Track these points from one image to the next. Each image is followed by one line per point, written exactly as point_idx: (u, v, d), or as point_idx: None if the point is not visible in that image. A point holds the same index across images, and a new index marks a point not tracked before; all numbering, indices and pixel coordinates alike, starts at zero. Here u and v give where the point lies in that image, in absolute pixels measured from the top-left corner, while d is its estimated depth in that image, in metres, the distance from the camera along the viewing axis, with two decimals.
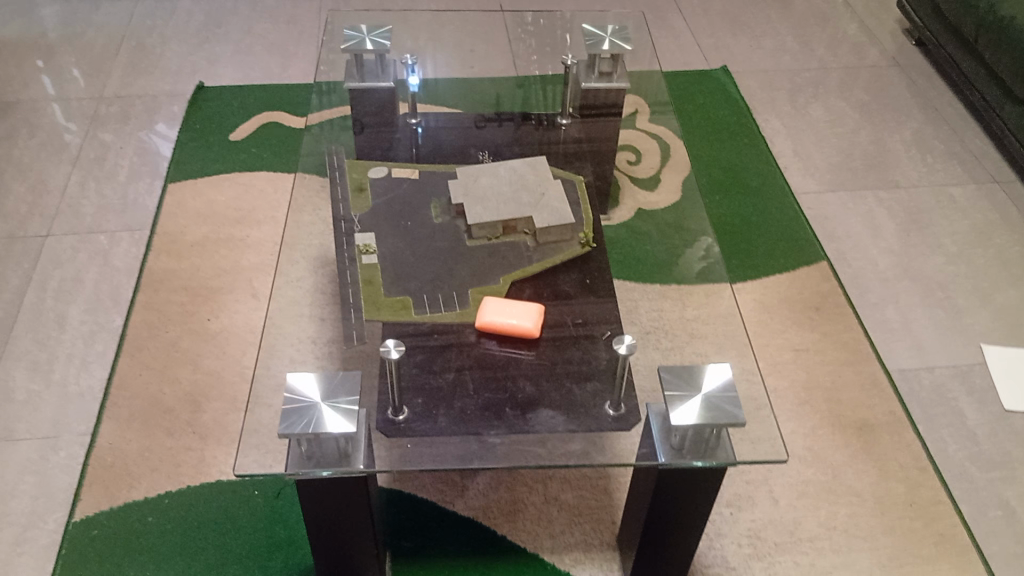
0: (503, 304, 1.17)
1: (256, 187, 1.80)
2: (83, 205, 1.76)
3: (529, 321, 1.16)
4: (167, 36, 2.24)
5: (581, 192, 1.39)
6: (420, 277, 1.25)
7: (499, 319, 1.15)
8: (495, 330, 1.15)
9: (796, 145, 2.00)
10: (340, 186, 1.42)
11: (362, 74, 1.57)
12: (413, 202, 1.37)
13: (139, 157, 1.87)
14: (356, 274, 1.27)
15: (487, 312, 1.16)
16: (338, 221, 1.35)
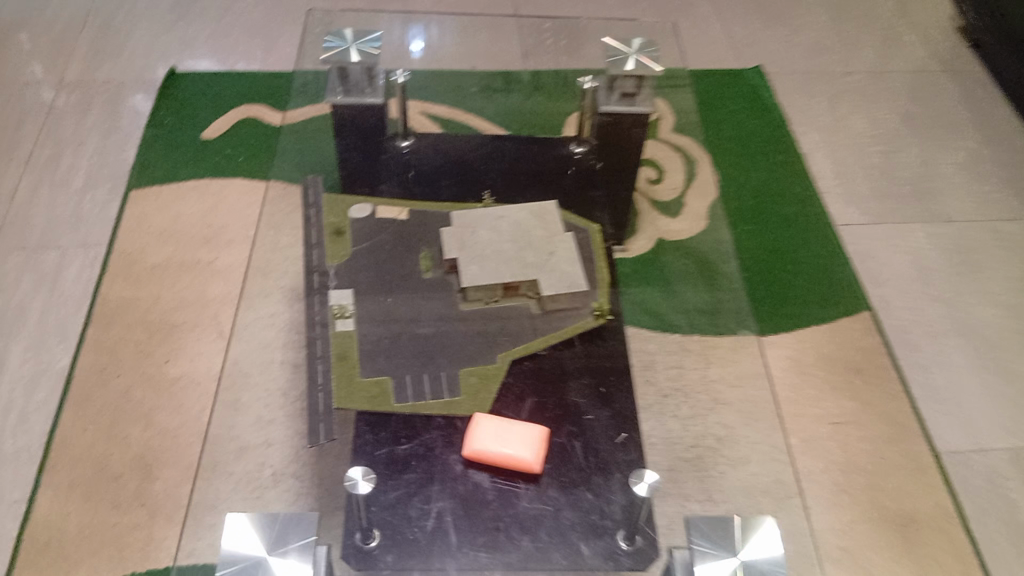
0: (498, 425, 0.96)
1: (228, 198, 1.60)
2: (33, 217, 1.56)
3: (529, 449, 0.94)
4: (139, 10, 2.01)
5: (597, 246, 1.19)
6: (403, 352, 1.06)
7: (491, 445, 0.94)
8: (485, 459, 0.94)
9: (837, 165, 1.78)
10: (315, 226, 1.21)
11: (347, 85, 1.29)
12: (398, 250, 1.17)
13: (100, 158, 1.67)
14: (328, 344, 1.08)
15: (477, 435, 0.95)
16: (310, 272, 1.16)
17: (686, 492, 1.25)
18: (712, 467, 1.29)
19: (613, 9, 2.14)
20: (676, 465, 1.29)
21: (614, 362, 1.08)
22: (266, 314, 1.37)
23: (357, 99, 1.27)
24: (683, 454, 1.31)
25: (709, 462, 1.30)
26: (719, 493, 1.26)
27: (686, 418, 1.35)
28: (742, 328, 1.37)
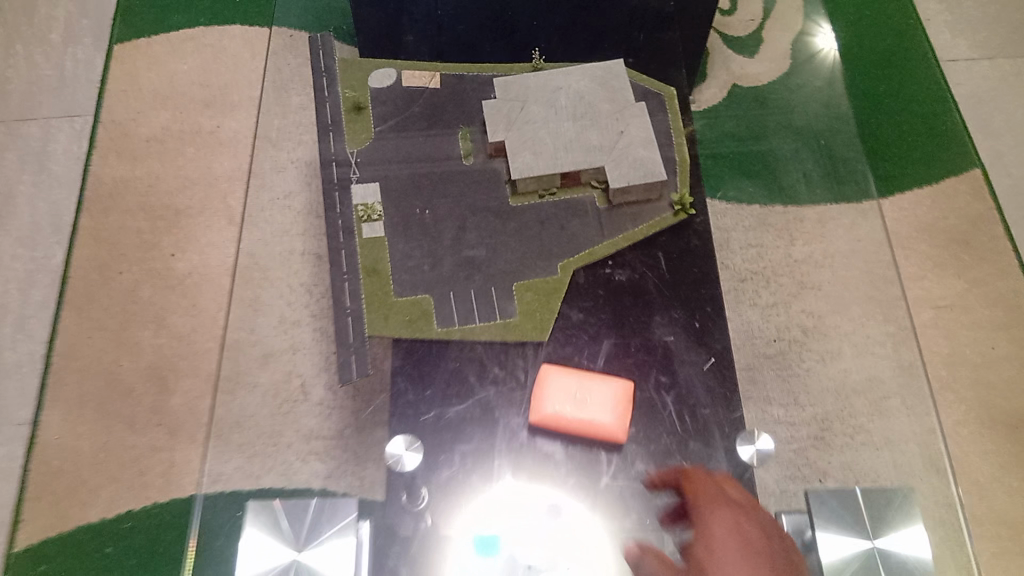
0: (570, 377, 0.84)
1: (228, 50, 1.36)
2: (8, 81, 1.36)
3: (607, 406, 0.83)
4: None
5: (678, 133, 1.03)
6: (445, 275, 0.91)
7: (564, 401, 0.83)
8: (557, 421, 0.82)
9: None
10: (330, 102, 1.03)
11: None
12: (432, 136, 1.00)
13: (78, 5, 1.43)
14: (355, 257, 0.92)
15: (546, 391, 0.84)
16: (329, 163, 0.99)
17: (768, 394, 1.05)
18: (796, 363, 1.09)
19: None
20: (755, 362, 1.08)
21: (709, 288, 0.92)
22: (282, 192, 1.19)
23: None
24: (764, 349, 1.09)
25: (794, 356, 1.09)
26: (806, 393, 1.06)
27: (769, 306, 1.13)
28: (862, 192, 1.11)
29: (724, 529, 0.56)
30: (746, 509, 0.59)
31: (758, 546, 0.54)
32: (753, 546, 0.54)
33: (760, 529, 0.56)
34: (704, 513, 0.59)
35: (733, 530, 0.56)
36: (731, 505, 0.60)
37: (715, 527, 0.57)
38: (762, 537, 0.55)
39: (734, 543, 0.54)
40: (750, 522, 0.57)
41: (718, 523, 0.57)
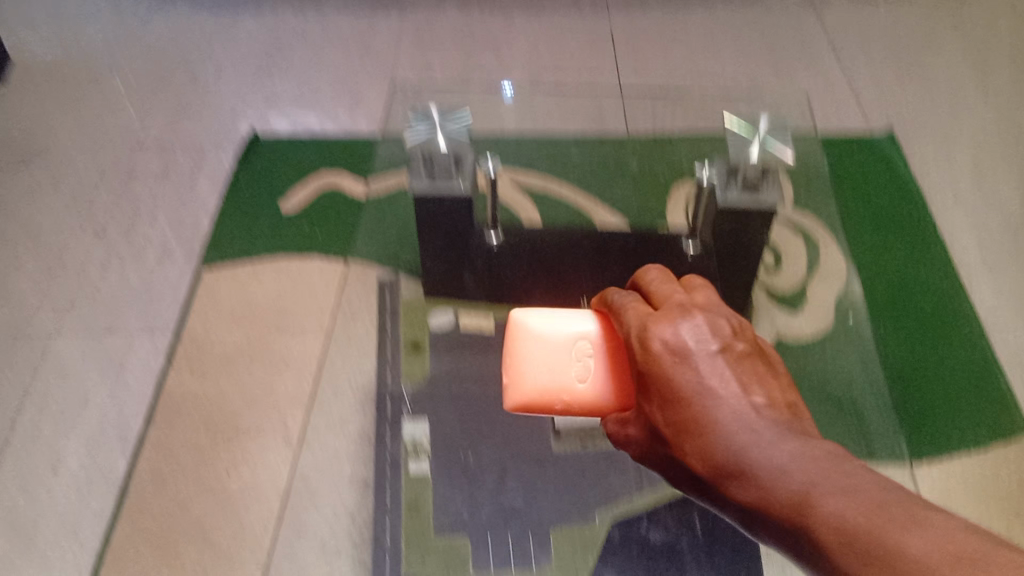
0: (548, 326, 0.89)
1: (303, 280, 1.47)
2: (101, 293, 1.48)
3: (607, 358, 0.86)
4: (222, 64, 1.96)
5: None
6: (485, 521, 1.02)
7: (552, 361, 0.87)
8: (544, 387, 0.86)
9: (996, 235, 1.49)
10: (392, 341, 1.19)
11: (433, 173, 1.12)
12: (487, 374, 1.12)
13: (174, 229, 1.58)
14: (401, 494, 1.05)
15: (524, 351, 0.88)
16: (385, 397, 1.14)
17: None
18: None
19: (720, 48, 1.91)
20: None
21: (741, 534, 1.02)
22: None
23: (444, 188, 1.11)
24: None
25: None
26: None
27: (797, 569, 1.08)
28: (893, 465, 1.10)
29: (690, 369, 0.71)
30: (683, 324, 0.74)
31: (735, 383, 0.70)
32: (729, 380, 0.70)
33: (710, 345, 0.72)
34: (670, 368, 0.72)
35: (705, 377, 0.70)
36: (682, 348, 0.72)
37: (697, 383, 0.70)
38: (734, 380, 0.70)
39: (701, 380, 0.70)
40: (705, 344, 0.72)
41: (692, 372, 0.71)
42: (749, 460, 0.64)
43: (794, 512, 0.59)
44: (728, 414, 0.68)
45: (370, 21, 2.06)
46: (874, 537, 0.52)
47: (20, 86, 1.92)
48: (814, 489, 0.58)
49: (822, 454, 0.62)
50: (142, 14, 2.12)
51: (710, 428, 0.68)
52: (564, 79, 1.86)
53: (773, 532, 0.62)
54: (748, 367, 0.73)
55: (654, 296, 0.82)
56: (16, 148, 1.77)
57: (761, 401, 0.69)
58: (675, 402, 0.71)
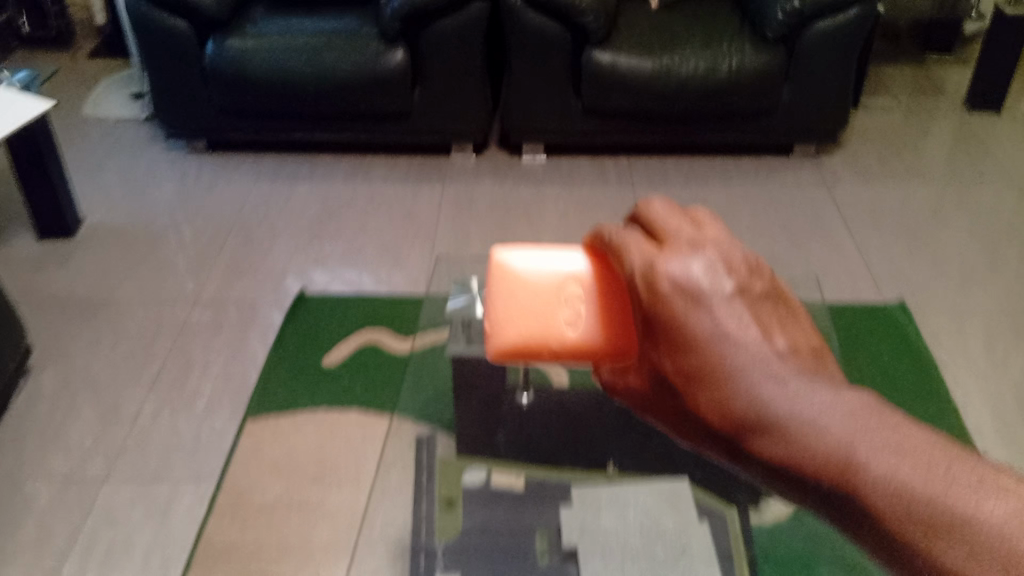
0: (537, 274, 1.01)
1: (343, 433, 1.55)
2: (150, 440, 1.56)
3: (589, 303, 0.95)
4: (277, 227, 2.12)
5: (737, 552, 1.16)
6: None
7: (540, 308, 0.99)
8: (531, 334, 0.98)
9: (1005, 402, 1.55)
10: (428, 499, 1.25)
11: (470, 334, 1.25)
12: (515, 533, 1.17)
13: (223, 381, 1.68)
14: None
15: (517, 300, 1.01)
16: (420, 551, 1.19)
17: None
18: None
19: (737, 221, 2.05)
20: None
21: None
22: None
23: (480, 349, 1.22)
24: None
25: None
26: None
27: None
28: None
29: (700, 310, 0.51)
30: (686, 256, 0.55)
31: (756, 326, 0.49)
32: (749, 319, 0.50)
33: (722, 276, 0.52)
34: (668, 306, 0.52)
35: (721, 318, 0.50)
36: (692, 286, 0.52)
37: (707, 325, 0.50)
38: (756, 319, 0.50)
39: (715, 322, 0.50)
40: (715, 276, 0.52)
41: (700, 313, 0.51)
42: (782, 420, 0.43)
43: (853, 489, 0.38)
44: (751, 359, 0.47)
45: (412, 192, 2.24)
46: (956, 505, 0.35)
47: (88, 244, 2.09)
48: (863, 444, 0.39)
49: (877, 405, 0.42)
50: (206, 180, 2.31)
51: (728, 379, 0.47)
52: None
53: (827, 513, 0.41)
54: (767, 307, 0.52)
55: (653, 231, 0.61)
56: (83, 299, 1.91)
57: (788, 347, 0.48)
58: (683, 350, 0.51)
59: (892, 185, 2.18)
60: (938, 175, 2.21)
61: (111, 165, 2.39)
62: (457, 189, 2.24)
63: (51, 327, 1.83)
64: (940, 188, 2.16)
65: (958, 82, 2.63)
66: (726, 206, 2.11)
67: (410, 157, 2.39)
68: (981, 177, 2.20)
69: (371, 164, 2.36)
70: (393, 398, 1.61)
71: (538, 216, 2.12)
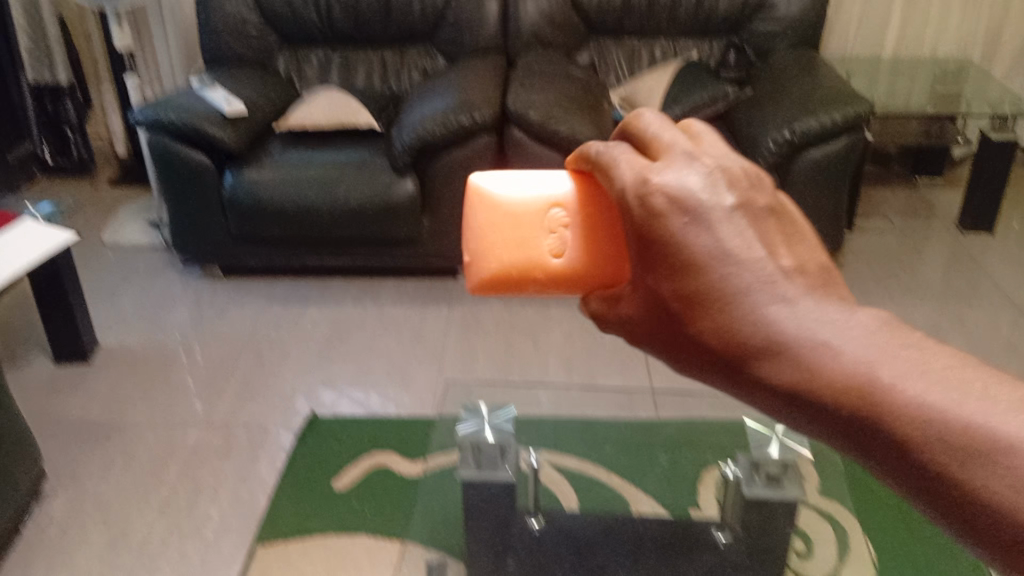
0: (512, 190, 0.71)
1: (352, 560, 1.54)
2: (158, 567, 1.55)
3: (583, 225, 0.68)
4: (288, 349, 2.17)
5: None
6: None
7: (515, 234, 0.69)
8: (508, 266, 0.69)
9: None
10: None
11: (481, 459, 1.25)
12: None
13: (233, 505, 1.68)
14: None
15: (484, 225, 0.71)
16: None
17: None
18: None
19: None
20: None
21: None
22: None
23: (489, 474, 1.23)
24: None
25: None
26: None
27: None
28: None
29: (697, 228, 0.47)
30: (680, 166, 0.50)
31: (758, 245, 0.46)
32: (748, 236, 0.46)
33: (719, 189, 0.48)
34: (664, 225, 0.48)
35: (722, 236, 0.46)
36: (687, 199, 0.48)
37: (705, 243, 0.46)
38: (756, 234, 0.46)
39: (715, 245, 0.46)
40: (713, 191, 0.47)
41: (697, 232, 0.47)
42: (801, 348, 0.43)
43: (882, 423, 0.39)
44: (753, 283, 0.45)
45: (421, 314, 2.29)
46: (993, 438, 0.36)
47: (102, 367, 2.12)
48: (906, 385, 0.39)
49: (892, 331, 0.42)
50: (219, 304, 2.37)
51: (731, 304, 0.45)
52: (599, 368, 2.03)
53: (849, 442, 0.41)
54: (769, 224, 0.47)
55: (642, 143, 0.54)
56: (95, 423, 1.93)
57: (788, 264, 0.45)
58: (680, 271, 0.47)
59: (890, 303, 2.23)
60: (934, 292, 2.26)
61: (127, 289, 2.45)
62: (464, 310, 2.29)
63: (63, 452, 1.84)
64: (937, 306, 2.21)
65: (949, 201, 2.72)
66: None
67: (419, 279, 2.45)
68: (976, 294, 2.25)
69: (380, 286, 2.42)
70: (403, 524, 1.61)
71: (544, 336, 2.16)
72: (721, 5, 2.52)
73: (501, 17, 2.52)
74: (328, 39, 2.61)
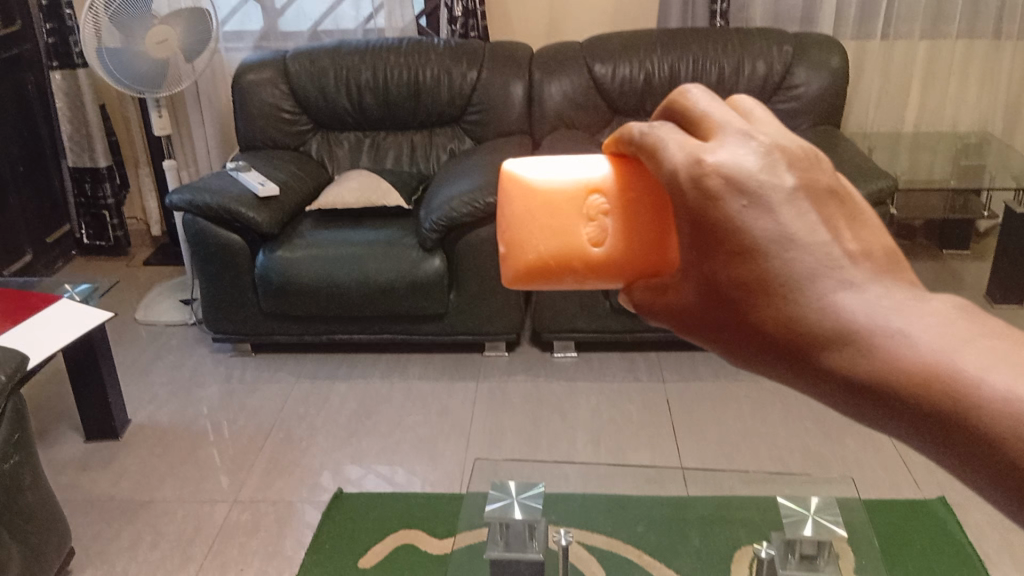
0: (543, 170, 0.55)
1: None
2: None
3: (626, 210, 0.52)
4: (316, 425, 2.17)
5: None
6: None
7: (544, 222, 0.53)
8: (544, 257, 0.53)
9: None
10: None
11: (508, 538, 1.26)
12: None
13: None
14: None
15: (510, 216, 0.55)
16: None
17: None
18: None
19: (769, 418, 2.08)
20: None
21: None
22: None
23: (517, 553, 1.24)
24: None
25: None
26: None
27: None
28: None
29: (762, 215, 0.36)
30: (733, 140, 0.38)
31: (822, 226, 0.36)
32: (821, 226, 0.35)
33: (778, 163, 0.37)
34: (719, 210, 0.36)
35: (787, 220, 0.35)
36: (742, 176, 0.36)
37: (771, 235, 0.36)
38: (820, 215, 0.36)
39: (785, 238, 0.35)
40: (774, 169, 0.36)
41: (761, 222, 0.36)
42: (875, 339, 0.34)
43: (979, 426, 0.31)
44: (819, 266, 0.35)
45: (447, 389, 2.29)
46: None
47: (132, 443, 2.14)
48: (990, 378, 0.31)
49: (972, 319, 0.33)
50: (248, 380, 2.39)
51: (796, 294, 0.35)
52: (627, 445, 2.01)
53: (926, 440, 0.33)
54: (839, 204, 0.36)
55: (687, 123, 0.40)
56: (125, 499, 1.94)
57: (857, 249, 0.35)
58: (737, 257, 0.36)
59: None
60: None
61: (158, 366, 2.48)
62: (491, 385, 2.29)
63: (91, 530, 1.85)
64: None
65: (977, 274, 2.71)
66: (757, 404, 2.14)
67: (446, 354, 2.46)
68: None
69: (407, 362, 2.43)
70: None
71: (570, 411, 2.15)
72: (740, 85, 2.58)
73: (526, 99, 2.59)
74: (359, 123, 2.69)
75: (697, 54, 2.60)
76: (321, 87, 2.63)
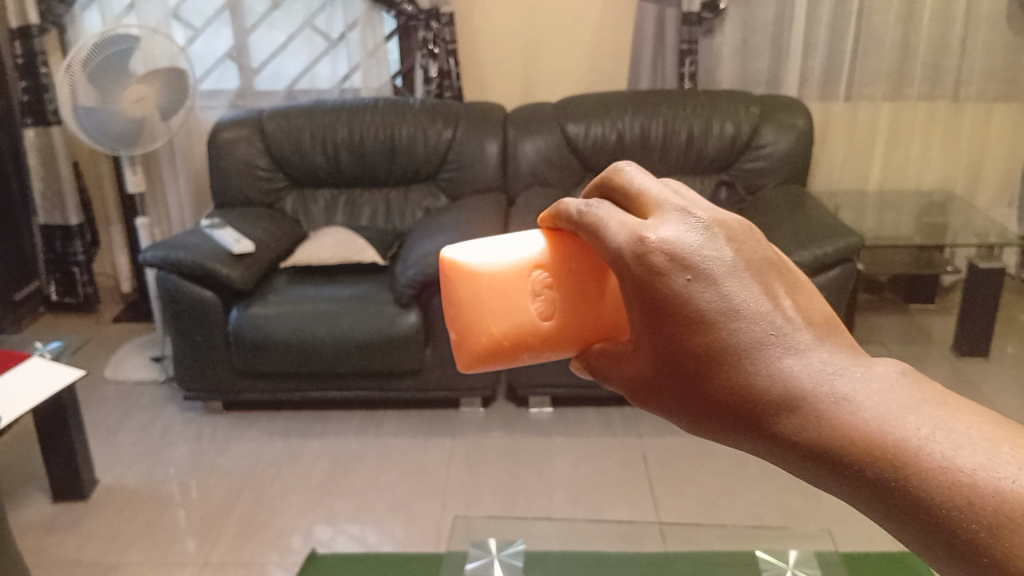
0: (480, 254, 0.63)
1: None
2: None
3: (570, 281, 0.62)
4: (288, 485, 2.14)
5: None
6: None
7: (500, 301, 0.62)
8: (499, 338, 0.62)
9: None
10: None
11: None
12: None
13: None
14: None
15: (463, 304, 0.63)
16: None
17: None
18: None
19: (746, 473, 2.09)
20: None
21: None
22: None
23: None
24: None
25: None
26: None
27: None
28: None
29: (701, 285, 0.42)
30: (672, 219, 0.44)
31: (765, 297, 0.42)
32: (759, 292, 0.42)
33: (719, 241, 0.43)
34: (663, 281, 0.42)
35: (731, 291, 0.41)
36: (682, 251, 0.42)
37: (715, 302, 0.41)
38: (761, 286, 0.42)
39: (724, 304, 0.41)
40: (710, 243, 0.42)
41: (700, 293, 0.42)
42: (821, 404, 0.39)
43: (903, 465, 0.36)
44: (765, 335, 0.41)
45: (422, 447, 2.27)
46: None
47: (99, 503, 2.10)
48: (930, 447, 0.36)
49: (911, 383, 0.39)
50: (220, 439, 2.35)
51: (746, 360, 0.41)
52: (605, 501, 2.00)
53: (849, 480, 0.38)
54: (774, 278, 0.42)
55: (628, 202, 0.48)
56: (91, 561, 1.89)
57: (799, 316, 0.41)
58: (687, 329, 0.42)
59: None
60: None
61: (127, 427, 2.43)
62: (467, 442, 2.28)
63: None
64: None
65: (944, 330, 2.76)
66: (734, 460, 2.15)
67: (421, 412, 2.45)
68: None
69: (381, 420, 2.41)
70: None
71: (545, 468, 2.15)
72: (709, 146, 2.65)
73: (500, 158, 2.64)
74: (335, 181, 2.71)
75: (667, 114, 2.66)
76: (297, 145, 2.65)
